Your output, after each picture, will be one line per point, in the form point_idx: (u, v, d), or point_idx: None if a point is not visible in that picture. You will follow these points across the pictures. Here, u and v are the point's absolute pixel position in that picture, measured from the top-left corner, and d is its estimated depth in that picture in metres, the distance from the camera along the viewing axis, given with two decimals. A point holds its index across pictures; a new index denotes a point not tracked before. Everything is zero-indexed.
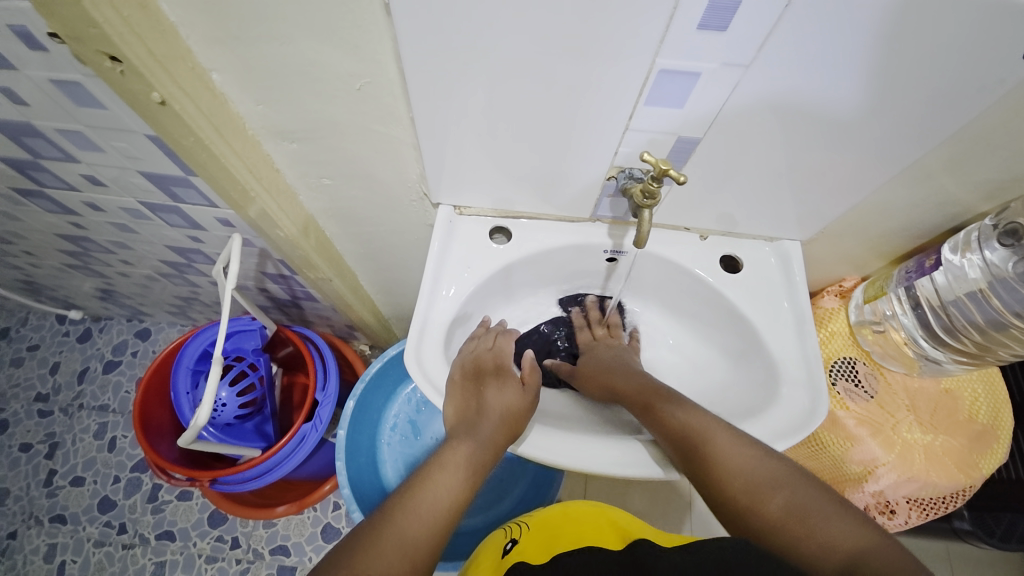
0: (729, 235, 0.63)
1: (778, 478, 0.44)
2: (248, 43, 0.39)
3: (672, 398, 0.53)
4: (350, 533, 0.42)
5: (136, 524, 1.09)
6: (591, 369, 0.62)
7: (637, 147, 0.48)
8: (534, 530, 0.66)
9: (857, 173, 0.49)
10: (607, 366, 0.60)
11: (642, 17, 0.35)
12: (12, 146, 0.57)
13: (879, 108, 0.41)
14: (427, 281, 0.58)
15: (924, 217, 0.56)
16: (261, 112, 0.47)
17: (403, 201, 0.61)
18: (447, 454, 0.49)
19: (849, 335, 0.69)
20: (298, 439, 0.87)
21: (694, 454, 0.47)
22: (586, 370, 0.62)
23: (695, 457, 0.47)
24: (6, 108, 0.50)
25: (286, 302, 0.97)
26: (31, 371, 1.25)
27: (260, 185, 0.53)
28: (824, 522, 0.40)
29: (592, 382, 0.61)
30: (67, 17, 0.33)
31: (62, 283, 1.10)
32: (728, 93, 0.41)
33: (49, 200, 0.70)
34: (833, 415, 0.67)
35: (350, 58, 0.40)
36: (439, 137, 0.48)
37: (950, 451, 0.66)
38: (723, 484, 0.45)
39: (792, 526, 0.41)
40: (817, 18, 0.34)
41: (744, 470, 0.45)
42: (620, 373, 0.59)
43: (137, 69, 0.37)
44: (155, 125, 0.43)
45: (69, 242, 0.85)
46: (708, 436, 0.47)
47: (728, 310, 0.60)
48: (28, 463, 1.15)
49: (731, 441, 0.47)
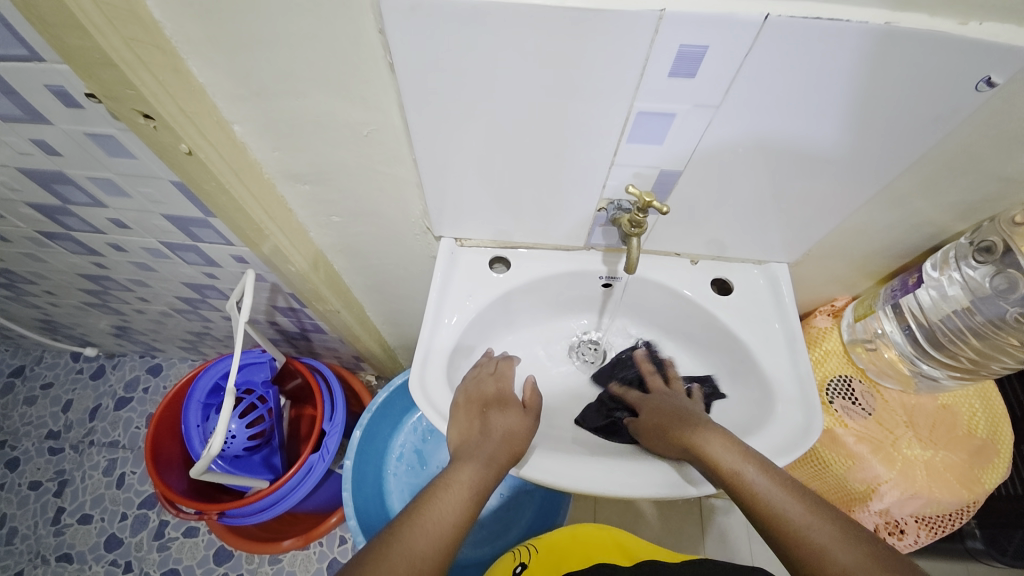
0: (720, 259, 0.66)
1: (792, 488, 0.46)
2: (266, 97, 0.43)
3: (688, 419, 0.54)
4: (364, 546, 0.44)
5: (142, 562, 1.09)
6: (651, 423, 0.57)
7: (623, 180, 0.51)
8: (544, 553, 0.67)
9: (836, 198, 0.52)
10: (671, 416, 0.56)
11: (620, 66, 0.39)
12: (44, 193, 0.61)
13: (846, 139, 0.45)
14: (430, 310, 0.61)
15: (904, 238, 0.58)
16: (276, 158, 0.51)
17: (408, 235, 0.64)
18: (452, 474, 0.50)
19: (843, 353, 0.71)
20: (305, 470, 0.88)
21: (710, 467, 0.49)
22: (648, 423, 0.57)
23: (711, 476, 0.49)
24: (42, 159, 0.54)
25: (295, 334, 1.00)
26: (43, 409, 1.28)
27: (274, 223, 0.57)
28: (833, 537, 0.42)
29: (650, 434, 0.56)
30: (107, 81, 0.37)
31: (79, 322, 1.14)
32: (703, 129, 0.44)
33: (74, 242, 0.74)
34: (832, 433, 0.68)
35: (358, 109, 0.44)
36: (441, 176, 0.52)
37: (951, 466, 0.67)
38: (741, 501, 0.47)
39: (806, 554, 0.42)
40: (778, 62, 0.38)
41: (760, 491, 0.46)
42: (678, 414, 0.56)
43: (168, 125, 0.41)
44: (180, 172, 0.47)
45: (90, 281, 0.89)
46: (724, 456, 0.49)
47: (722, 332, 0.63)
48: (36, 501, 1.16)
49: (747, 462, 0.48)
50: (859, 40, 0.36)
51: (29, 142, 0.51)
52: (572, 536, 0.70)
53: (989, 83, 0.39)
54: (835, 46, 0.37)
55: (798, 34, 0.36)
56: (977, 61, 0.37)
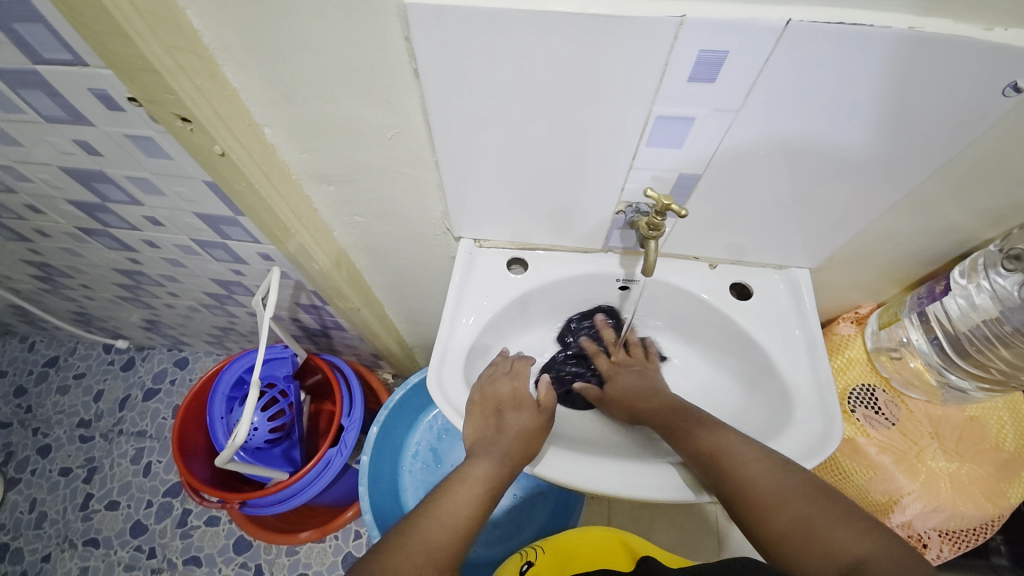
0: (739, 264, 0.65)
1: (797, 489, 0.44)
2: (296, 102, 0.45)
3: (701, 422, 0.53)
4: (382, 538, 0.45)
5: (165, 549, 1.12)
6: (619, 396, 0.62)
7: (641, 183, 0.52)
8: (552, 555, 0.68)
9: (861, 201, 0.51)
10: (640, 394, 0.61)
11: (640, 70, 0.39)
12: (84, 191, 0.64)
13: (866, 143, 0.44)
14: (448, 310, 0.62)
15: (930, 244, 0.57)
16: (303, 159, 0.53)
17: (428, 235, 0.65)
18: (467, 469, 0.51)
19: (867, 361, 0.69)
20: (324, 463, 0.90)
21: (715, 468, 0.48)
22: (612, 392, 0.63)
23: (717, 479, 0.48)
24: (84, 158, 0.57)
25: (316, 331, 1.03)
26: (75, 398, 1.33)
27: (300, 223, 0.59)
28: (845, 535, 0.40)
29: (619, 406, 0.62)
30: (148, 86, 0.39)
31: (111, 315, 1.18)
32: (723, 133, 0.44)
33: (110, 238, 0.78)
34: (854, 442, 0.67)
35: (383, 113, 0.46)
36: (461, 178, 0.53)
37: (977, 479, 0.65)
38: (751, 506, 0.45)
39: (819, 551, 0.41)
40: (797, 65, 0.38)
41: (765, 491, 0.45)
42: (648, 393, 0.61)
43: (204, 127, 0.43)
44: (213, 173, 0.49)
45: (124, 275, 0.93)
46: (732, 460, 0.48)
47: (740, 337, 0.62)
48: (67, 487, 1.21)
49: (752, 459, 0.47)
50: (881, 47, 0.36)
51: (72, 142, 0.54)
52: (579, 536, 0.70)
53: (1016, 88, 0.38)
54: (857, 52, 0.37)
55: (820, 40, 0.36)
56: (1005, 64, 0.36)
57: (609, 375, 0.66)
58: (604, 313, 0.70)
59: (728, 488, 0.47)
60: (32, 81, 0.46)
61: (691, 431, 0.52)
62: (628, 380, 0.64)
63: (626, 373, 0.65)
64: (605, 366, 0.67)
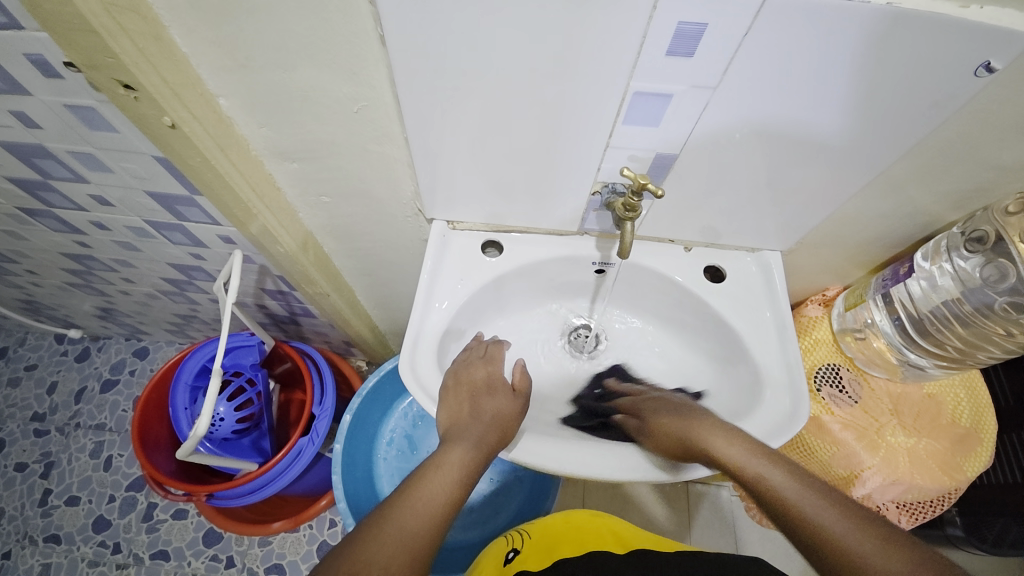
0: (713, 247, 0.66)
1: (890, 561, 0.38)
2: (254, 71, 0.42)
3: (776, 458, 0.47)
4: (354, 530, 0.43)
5: (131, 544, 1.08)
6: (659, 421, 0.54)
7: (618, 163, 0.51)
8: (536, 537, 0.69)
9: (831, 183, 0.51)
10: (680, 412, 0.54)
11: (618, 43, 0.38)
12: (23, 167, 0.59)
13: (841, 123, 0.44)
14: (421, 294, 0.60)
15: (896, 227, 0.59)
16: (264, 134, 0.50)
17: (399, 217, 0.63)
18: (442, 455, 0.50)
19: (833, 342, 0.71)
20: (295, 453, 0.87)
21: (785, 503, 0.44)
22: (652, 422, 0.54)
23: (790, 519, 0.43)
24: (21, 131, 0.52)
25: (284, 318, 0.99)
26: (27, 391, 1.26)
27: (262, 202, 0.56)
28: None
29: (663, 434, 0.52)
30: (85, 47, 0.36)
31: (62, 303, 1.12)
32: (699, 112, 0.44)
33: (54, 219, 0.72)
34: (819, 420, 0.69)
35: (348, 84, 0.43)
36: (433, 157, 0.51)
37: (934, 453, 0.68)
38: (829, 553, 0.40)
39: None
40: (779, 39, 0.37)
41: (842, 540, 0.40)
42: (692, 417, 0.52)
43: (150, 96, 0.40)
44: (164, 147, 0.45)
45: (73, 260, 0.87)
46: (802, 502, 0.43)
47: (713, 319, 0.62)
48: (23, 483, 1.14)
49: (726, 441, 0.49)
50: (857, 24, 0.36)
51: (8, 114, 0.49)
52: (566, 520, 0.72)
53: (988, 68, 0.38)
54: (835, 30, 0.36)
55: (801, 16, 0.35)
56: (979, 43, 0.37)
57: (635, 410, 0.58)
58: (614, 376, 0.67)
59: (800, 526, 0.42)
60: None
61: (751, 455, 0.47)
62: (658, 405, 0.57)
63: (649, 403, 0.58)
64: (627, 405, 0.60)
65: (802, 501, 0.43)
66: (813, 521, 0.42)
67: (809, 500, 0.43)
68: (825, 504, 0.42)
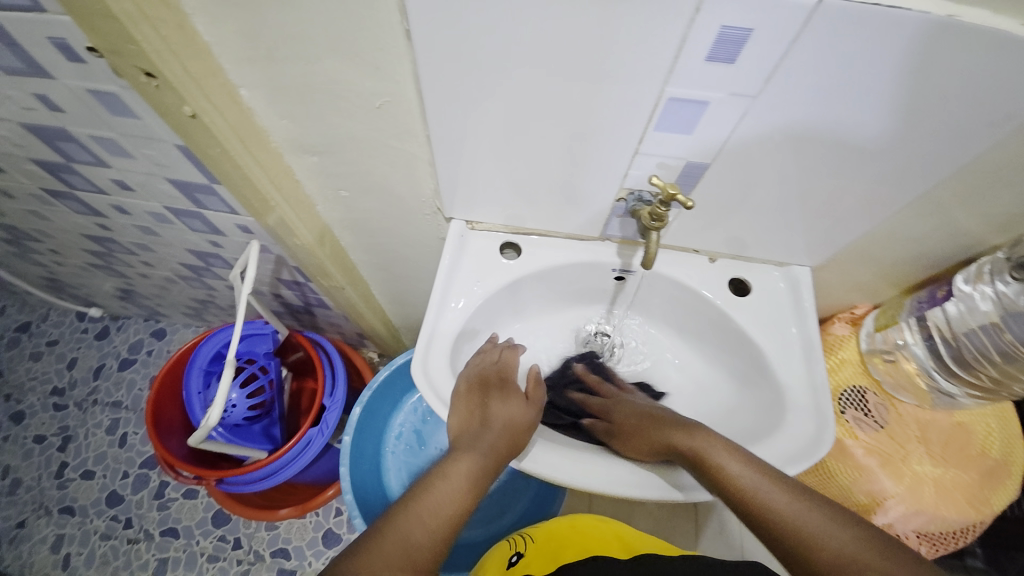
0: (740, 258, 0.63)
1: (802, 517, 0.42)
2: (277, 62, 0.41)
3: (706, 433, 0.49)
4: (357, 538, 0.43)
5: (142, 520, 1.10)
6: (631, 425, 0.54)
7: (646, 170, 0.49)
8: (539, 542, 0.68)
9: (871, 199, 0.49)
10: (648, 416, 0.54)
11: (656, 44, 0.36)
12: (46, 149, 0.59)
13: (888, 138, 0.42)
14: (437, 292, 0.59)
15: (936, 248, 0.56)
16: (284, 126, 0.49)
17: (417, 214, 0.62)
18: (450, 464, 0.49)
19: (860, 363, 0.68)
20: (305, 442, 0.88)
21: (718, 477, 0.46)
22: (626, 425, 0.55)
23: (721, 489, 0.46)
24: (45, 114, 0.52)
25: (299, 308, 0.99)
26: (48, 365, 1.29)
27: (280, 195, 0.55)
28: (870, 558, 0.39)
29: (633, 439, 0.53)
30: (107, 33, 0.35)
31: (84, 282, 1.13)
32: (737, 120, 0.42)
33: (77, 202, 0.73)
34: (841, 444, 0.67)
35: (371, 79, 0.42)
36: (454, 155, 0.50)
37: (960, 485, 0.66)
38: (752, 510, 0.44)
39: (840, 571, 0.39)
40: (830, 46, 0.35)
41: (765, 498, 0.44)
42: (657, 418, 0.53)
43: (171, 84, 0.39)
44: (184, 135, 0.45)
45: (94, 242, 0.88)
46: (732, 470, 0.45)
47: (736, 333, 0.60)
48: (41, 455, 1.17)
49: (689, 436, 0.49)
50: (910, 37, 0.34)
51: (32, 96, 0.49)
52: (572, 525, 0.70)
53: None
54: (884, 43, 0.34)
55: (855, 23, 0.33)
56: None
57: (606, 411, 0.59)
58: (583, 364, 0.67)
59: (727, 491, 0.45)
60: None
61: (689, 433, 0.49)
62: (626, 407, 0.57)
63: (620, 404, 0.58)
64: (599, 405, 0.60)
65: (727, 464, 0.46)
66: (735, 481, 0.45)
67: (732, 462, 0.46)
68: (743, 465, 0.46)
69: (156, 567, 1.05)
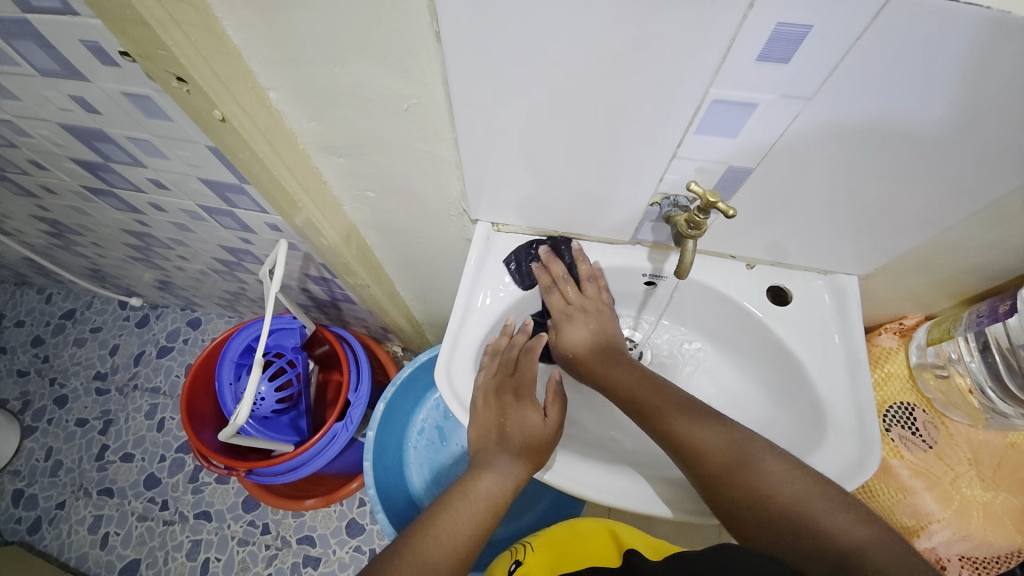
0: (780, 265, 0.60)
1: (777, 482, 0.43)
2: (305, 65, 0.40)
3: (676, 401, 0.51)
4: (380, 557, 0.46)
5: (177, 503, 1.15)
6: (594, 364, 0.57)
7: (684, 174, 0.46)
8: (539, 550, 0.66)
9: (930, 205, 0.45)
10: (612, 358, 0.57)
11: (702, 44, 0.34)
12: (86, 149, 0.61)
13: (953, 141, 0.38)
14: (463, 292, 0.58)
15: (1001, 259, 0.51)
16: (312, 128, 0.48)
17: (443, 215, 0.61)
18: (469, 484, 0.52)
19: (908, 377, 0.65)
20: (330, 437, 0.89)
21: (695, 451, 0.47)
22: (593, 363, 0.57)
23: (693, 460, 0.47)
24: (82, 115, 0.53)
25: (326, 302, 1.00)
26: (92, 351, 1.35)
27: (308, 196, 0.55)
28: (840, 516, 0.40)
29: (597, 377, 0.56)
30: (137, 38, 0.35)
31: (125, 273, 1.18)
32: (787, 123, 0.39)
33: (117, 199, 0.75)
34: (885, 463, 0.64)
35: (398, 81, 0.41)
36: (481, 157, 0.48)
37: (1011, 510, 0.62)
38: (726, 474, 0.45)
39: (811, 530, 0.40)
40: (894, 44, 0.32)
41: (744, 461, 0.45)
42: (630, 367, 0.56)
43: (201, 89, 0.39)
44: (214, 138, 0.45)
45: (133, 236, 0.91)
46: (708, 442, 0.47)
47: (774, 344, 0.57)
48: (83, 437, 1.23)
49: (674, 411, 0.50)
50: (983, 35, 0.30)
51: (69, 98, 0.50)
52: (572, 531, 0.69)
53: None
54: (952, 41, 0.31)
55: (925, 19, 0.30)
56: None
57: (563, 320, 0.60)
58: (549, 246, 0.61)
59: (703, 464, 0.46)
60: (22, 31, 0.42)
61: (662, 407, 0.50)
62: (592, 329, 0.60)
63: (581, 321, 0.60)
64: (558, 307, 0.60)
65: (700, 429, 0.48)
66: (708, 446, 0.46)
67: (704, 427, 0.48)
68: (715, 430, 0.47)
69: (189, 549, 1.10)
